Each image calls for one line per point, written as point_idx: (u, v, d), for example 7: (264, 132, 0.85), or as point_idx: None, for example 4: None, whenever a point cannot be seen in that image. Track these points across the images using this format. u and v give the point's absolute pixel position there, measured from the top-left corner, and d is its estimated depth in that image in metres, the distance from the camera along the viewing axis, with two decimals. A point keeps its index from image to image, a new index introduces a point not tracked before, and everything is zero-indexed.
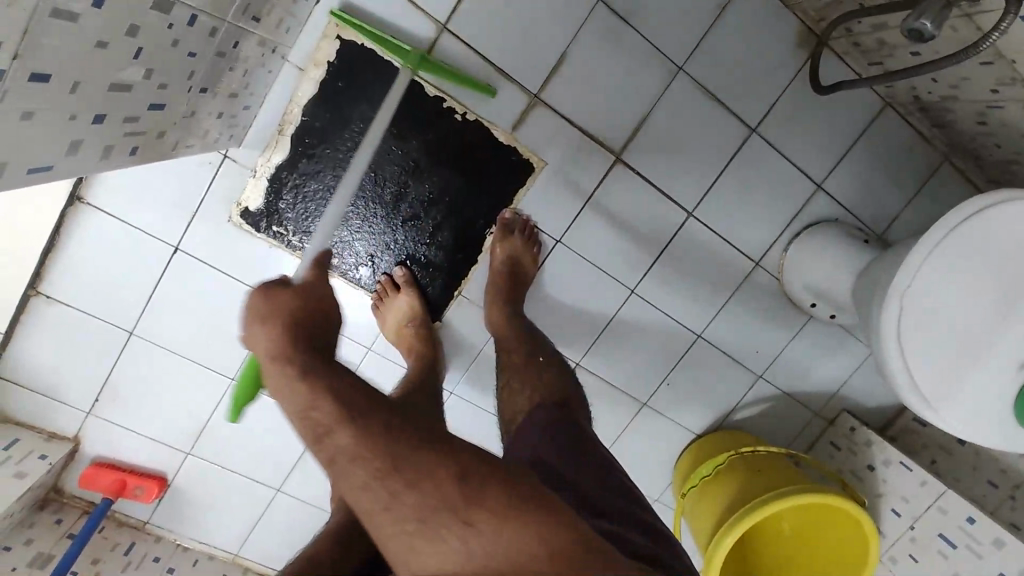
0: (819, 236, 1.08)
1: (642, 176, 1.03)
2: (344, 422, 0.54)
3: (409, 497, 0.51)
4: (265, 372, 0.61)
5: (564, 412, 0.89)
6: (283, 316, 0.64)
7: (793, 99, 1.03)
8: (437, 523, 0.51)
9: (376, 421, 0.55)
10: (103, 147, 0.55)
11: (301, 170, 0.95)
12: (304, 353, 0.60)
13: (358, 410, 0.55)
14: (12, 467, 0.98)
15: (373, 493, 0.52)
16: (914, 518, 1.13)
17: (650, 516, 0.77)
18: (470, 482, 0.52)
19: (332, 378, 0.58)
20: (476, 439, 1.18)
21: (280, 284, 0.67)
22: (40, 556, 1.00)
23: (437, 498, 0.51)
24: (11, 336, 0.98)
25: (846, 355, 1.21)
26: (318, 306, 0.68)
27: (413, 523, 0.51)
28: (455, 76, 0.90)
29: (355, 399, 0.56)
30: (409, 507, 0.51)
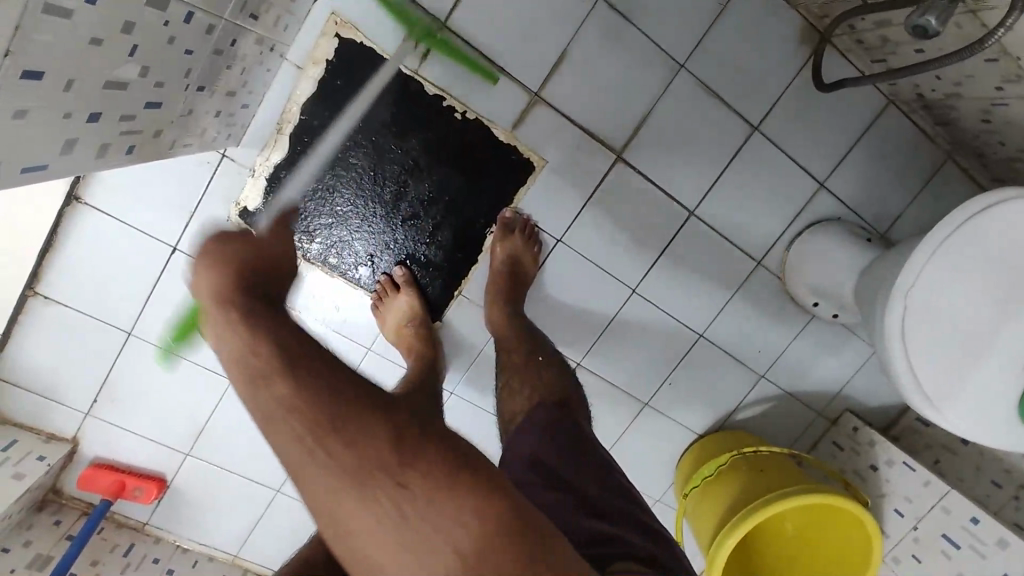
0: (822, 234, 1.07)
1: (643, 175, 1.03)
2: (288, 380, 0.52)
3: (344, 460, 0.48)
4: (206, 314, 0.59)
5: (564, 412, 0.88)
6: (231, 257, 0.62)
7: (796, 97, 1.02)
8: (371, 486, 0.47)
9: (318, 378, 0.52)
10: (99, 147, 0.54)
11: (300, 170, 0.94)
12: (245, 294, 0.59)
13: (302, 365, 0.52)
14: (11, 468, 0.98)
15: (305, 449, 0.48)
16: (917, 518, 1.12)
17: (649, 518, 0.76)
18: (412, 447, 0.48)
19: (278, 331, 0.56)
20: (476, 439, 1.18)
21: (239, 233, 0.64)
22: (39, 557, 1.00)
23: (373, 460, 0.48)
24: (9, 337, 0.98)
25: (848, 355, 1.20)
26: (270, 255, 0.65)
27: (346, 486, 0.47)
28: (458, 55, 0.91)
29: (298, 349, 0.55)
30: (342, 467, 0.48)
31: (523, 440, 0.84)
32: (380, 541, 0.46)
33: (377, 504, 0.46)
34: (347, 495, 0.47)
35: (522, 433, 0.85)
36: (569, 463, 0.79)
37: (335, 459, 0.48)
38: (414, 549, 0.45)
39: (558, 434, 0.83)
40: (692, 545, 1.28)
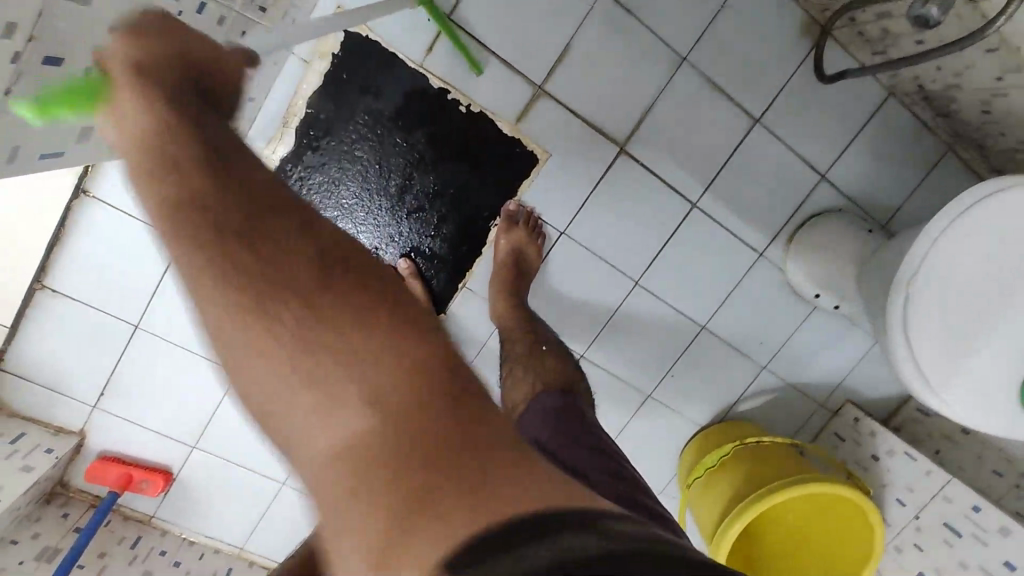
0: (823, 226, 1.08)
1: (646, 168, 1.03)
2: (208, 199, 0.42)
3: (248, 273, 0.41)
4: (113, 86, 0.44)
5: (570, 400, 0.89)
6: (156, 65, 0.45)
7: (797, 90, 1.03)
8: (276, 306, 0.40)
9: (238, 189, 0.43)
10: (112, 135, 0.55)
11: (306, 162, 0.95)
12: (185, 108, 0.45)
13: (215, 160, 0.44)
14: (19, 461, 0.98)
15: (200, 246, 0.41)
16: (918, 507, 1.13)
17: (654, 501, 0.75)
18: (334, 281, 0.42)
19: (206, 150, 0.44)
20: None
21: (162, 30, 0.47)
22: (48, 549, 1.00)
23: (284, 275, 0.41)
24: (16, 330, 0.98)
25: (850, 346, 1.21)
26: (184, 72, 0.46)
27: (243, 294, 0.40)
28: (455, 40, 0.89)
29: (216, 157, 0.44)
30: (241, 275, 0.40)
31: (529, 428, 0.85)
32: (280, 373, 0.40)
33: (273, 320, 0.40)
34: (244, 303, 0.40)
35: (529, 423, 0.86)
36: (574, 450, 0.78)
37: (247, 276, 0.41)
38: (310, 375, 0.40)
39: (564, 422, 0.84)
40: (694, 535, 1.30)
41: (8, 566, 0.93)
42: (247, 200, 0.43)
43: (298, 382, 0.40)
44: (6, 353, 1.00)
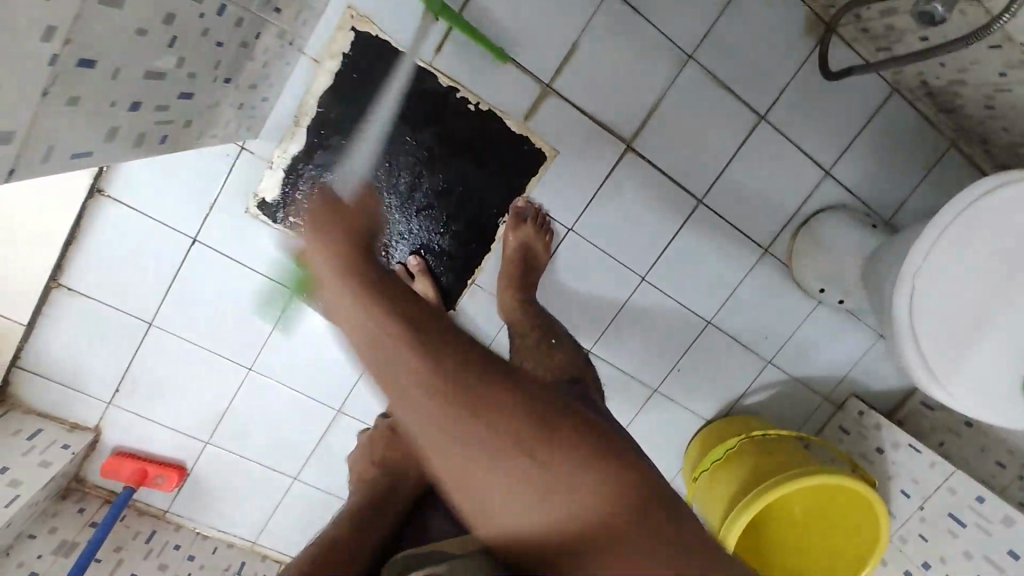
0: (828, 222, 1.09)
1: (652, 164, 1.04)
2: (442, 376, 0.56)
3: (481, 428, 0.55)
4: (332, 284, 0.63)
5: (577, 387, 0.90)
6: (364, 258, 0.65)
7: (802, 86, 1.04)
8: (508, 448, 0.54)
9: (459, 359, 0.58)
10: (137, 135, 0.56)
11: (316, 161, 0.96)
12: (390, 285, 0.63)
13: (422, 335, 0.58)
14: (36, 457, 1.01)
15: (432, 410, 0.55)
16: (923, 499, 1.14)
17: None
18: (542, 422, 0.56)
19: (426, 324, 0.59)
20: None
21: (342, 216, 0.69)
22: (65, 544, 1.02)
23: (493, 417, 0.55)
24: (33, 328, 1.00)
25: (855, 339, 1.22)
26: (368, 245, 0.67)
27: (486, 442, 0.54)
28: (466, 30, 0.90)
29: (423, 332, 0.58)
30: (465, 425, 0.55)
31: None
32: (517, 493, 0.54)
33: (494, 453, 0.54)
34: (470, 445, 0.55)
35: None
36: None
37: (480, 428, 0.55)
38: (522, 486, 0.54)
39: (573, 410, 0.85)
40: None
41: (26, 561, 0.96)
42: (468, 368, 0.57)
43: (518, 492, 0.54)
44: (23, 350, 1.01)
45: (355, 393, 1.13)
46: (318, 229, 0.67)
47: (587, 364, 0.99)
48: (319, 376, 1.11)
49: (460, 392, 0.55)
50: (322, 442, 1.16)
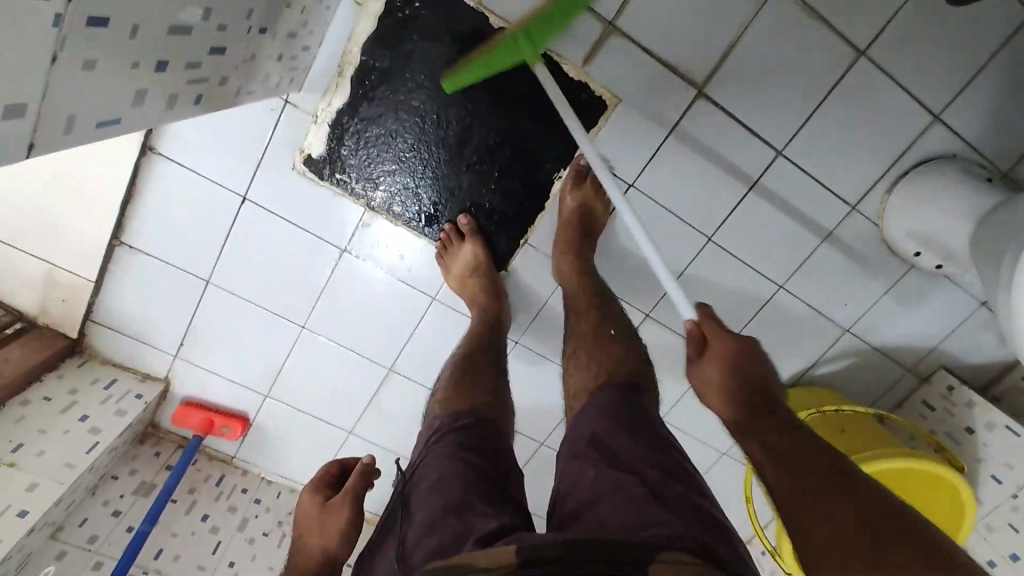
0: (933, 175, 0.95)
1: (726, 112, 0.93)
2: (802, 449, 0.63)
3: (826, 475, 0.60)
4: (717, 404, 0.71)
5: (630, 394, 0.78)
6: (735, 370, 0.71)
7: (914, 15, 0.88)
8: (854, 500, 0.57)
9: (808, 449, 0.63)
10: (169, 96, 0.54)
11: (362, 115, 0.91)
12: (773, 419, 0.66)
13: (824, 463, 0.61)
14: (113, 406, 1.07)
15: (817, 494, 0.59)
16: (1018, 486, 1.04)
17: (717, 509, 0.62)
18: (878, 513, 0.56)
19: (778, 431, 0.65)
20: (534, 400, 1.17)
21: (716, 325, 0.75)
22: (144, 484, 1.11)
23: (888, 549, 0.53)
24: (101, 286, 1.03)
25: (952, 307, 1.09)
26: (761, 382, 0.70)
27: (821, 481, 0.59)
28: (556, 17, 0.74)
29: (822, 467, 0.61)
30: (856, 544, 0.54)
31: (581, 422, 0.76)
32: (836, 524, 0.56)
33: (826, 518, 0.57)
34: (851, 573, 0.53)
35: (585, 413, 0.77)
36: (627, 441, 0.69)
37: (827, 477, 0.60)
38: None
39: (619, 412, 0.74)
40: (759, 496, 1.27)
41: (110, 500, 1.05)
42: (830, 461, 0.62)
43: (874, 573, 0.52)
44: (96, 306, 1.06)
45: (406, 354, 1.12)
46: (716, 340, 0.74)
47: (643, 365, 0.86)
48: (369, 336, 1.10)
49: (818, 483, 0.59)
50: (376, 397, 1.17)
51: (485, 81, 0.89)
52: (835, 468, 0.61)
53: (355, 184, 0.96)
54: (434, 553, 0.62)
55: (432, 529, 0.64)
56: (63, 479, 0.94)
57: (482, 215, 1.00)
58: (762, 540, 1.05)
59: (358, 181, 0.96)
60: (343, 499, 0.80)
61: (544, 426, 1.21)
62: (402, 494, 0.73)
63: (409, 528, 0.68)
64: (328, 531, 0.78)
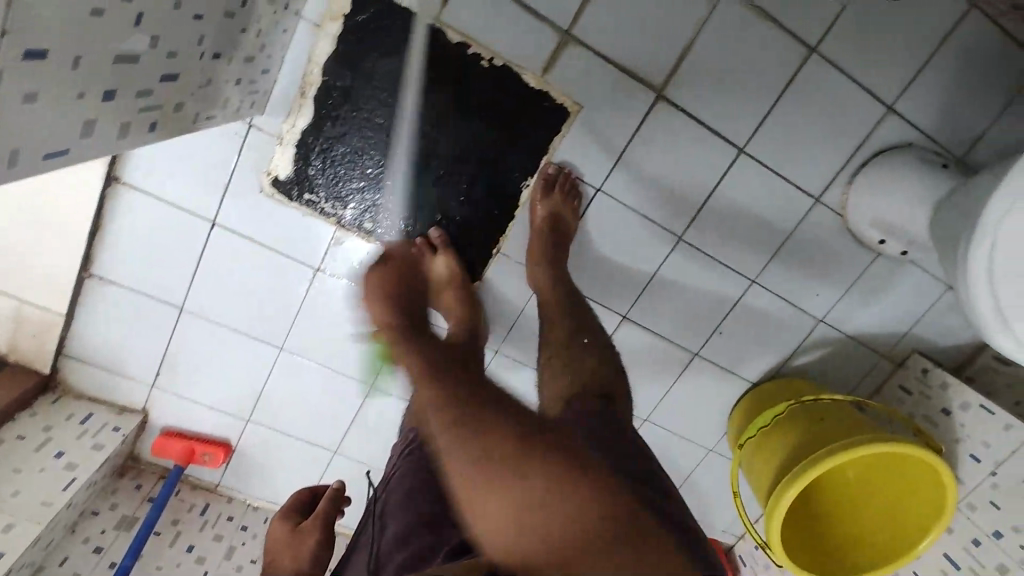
0: (889, 165, 0.97)
1: (686, 113, 0.95)
2: (468, 396, 0.64)
3: (488, 422, 0.61)
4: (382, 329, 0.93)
5: (605, 404, 0.85)
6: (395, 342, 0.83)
7: (859, 11, 0.91)
8: (515, 445, 0.59)
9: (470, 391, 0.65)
10: (121, 125, 0.54)
11: (326, 134, 0.91)
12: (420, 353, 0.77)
13: (515, 416, 0.63)
14: (89, 440, 1.05)
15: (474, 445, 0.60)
16: (996, 464, 1.04)
17: (680, 509, 0.72)
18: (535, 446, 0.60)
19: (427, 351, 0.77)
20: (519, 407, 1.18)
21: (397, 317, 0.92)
22: (125, 519, 1.09)
23: (542, 479, 0.58)
24: (72, 319, 1.02)
25: (921, 292, 1.12)
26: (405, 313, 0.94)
27: (484, 432, 0.60)
28: None
29: (480, 401, 0.63)
30: (505, 482, 0.58)
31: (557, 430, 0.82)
32: (498, 470, 0.58)
33: (485, 457, 0.59)
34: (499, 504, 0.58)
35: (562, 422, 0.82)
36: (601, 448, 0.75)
37: (490, 423, 0.61)
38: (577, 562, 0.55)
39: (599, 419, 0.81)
40: (747, 489, 1.28)
41: (90, 537, 1.04)
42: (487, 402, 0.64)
43: (526, 500, 0.57)
44: (67, 339, 1.04)
45: (386, 370, 1.12)
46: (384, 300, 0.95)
47: (617, 378, 0.92)
48: (348, 354, 1.10)
49: (473, 418, 0.62)
50: (359, 415, 1.16)
51: (448, 94, 0.90)
52: (489, 401, 0.64)
53: (325, 204, 0.97)
54: (406, 567, 0.63)
55: (403, 541, 0.66)
56: (41, 518, 0.93)
57: (454, 227, 1.00)
58: (753, 535, 1.04)
59: (327, 201, 0.96)
60: (313, 522, 0.81)
61: None
62: (377, 508, 0.75)
63: (384, 539, 0.69)
64: (296, 555, 0.77)
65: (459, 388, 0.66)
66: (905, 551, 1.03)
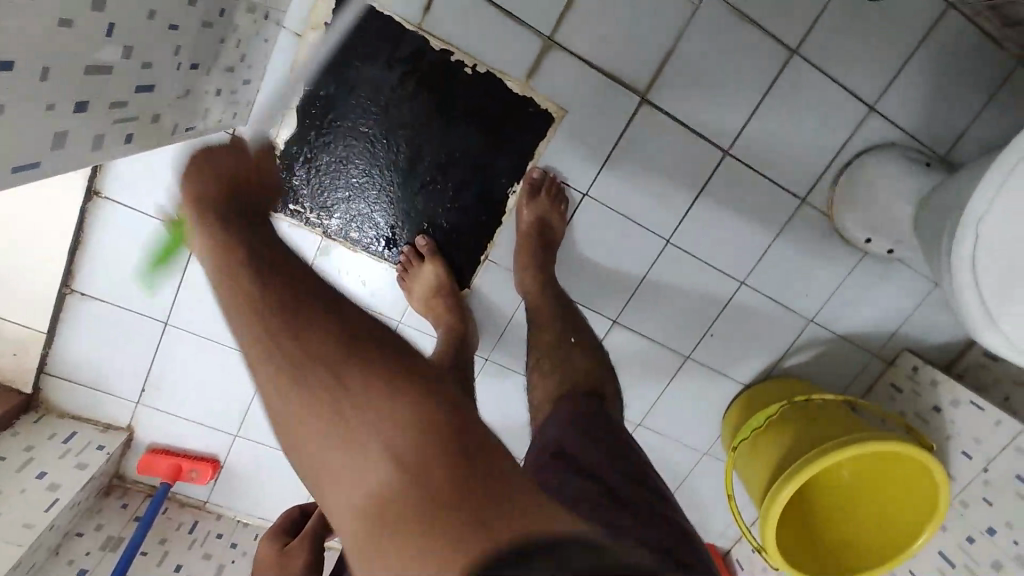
0: (872, 164, 0.98)
1: (671, 117, 0.95)
2: (274, 288, 0.55)
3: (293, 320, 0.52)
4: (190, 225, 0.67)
5: (595, 401, 0.84)
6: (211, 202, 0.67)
7: (839, 14, 0.92)
8: (322, 342, 0.51)
9: (280, 283, 0.56)
10: (95, 137, 0.53)
11: (311, 143, 0.91)
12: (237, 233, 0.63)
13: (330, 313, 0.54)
14: (73, 459, 1.03)
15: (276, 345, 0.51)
16: (987, 460, 1.04)
17: (676, 513, 0.68)
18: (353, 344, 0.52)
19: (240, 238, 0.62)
20: (513, 414, 1.17)
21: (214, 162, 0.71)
22: (111, 539, 1.07)
23: (355, 378, 0.49)
24: (53, 336, 1.00)
25: (908, 289, 1.12)
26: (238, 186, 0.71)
27: (287, 330, 0.52)
28: None
29: (289, 293, 0.55)
30: (311, 385, 0.49)
31: (547, 432, 0.81)
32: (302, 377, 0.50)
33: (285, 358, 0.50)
34: (305, 415, 0.49)
35: (551, 426, 0.81)
36: (590, 450, 0.74)
37: (296, 320, 0.53)
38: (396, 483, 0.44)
39: (589, 418, 0.80)
40: (743, 493, 1.28)
41: (75, 559, 1.01)
42: (297, 293, 0.55)
43: (337, 410, 0.48)
44: (49, 357, 1.02)
45: None
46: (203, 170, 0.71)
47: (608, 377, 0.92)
48: None
49: (275, 310, 0.53)
50: None
51: (433, 102, 0.90)
52: (301, 295, 0.55)
53: (310, 214, 0.96)
54: None
55: None
56: (21, 540, 0.90)
57: (442, 235, 0.99)
58: (748, 540, 1.03)
59: (312, 211, 0.95)
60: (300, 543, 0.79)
61: (523, 442, 1.20)
62: None
63: None
64: None
65: (266, 276, 0.56)
66: (899, 552, 1.02)
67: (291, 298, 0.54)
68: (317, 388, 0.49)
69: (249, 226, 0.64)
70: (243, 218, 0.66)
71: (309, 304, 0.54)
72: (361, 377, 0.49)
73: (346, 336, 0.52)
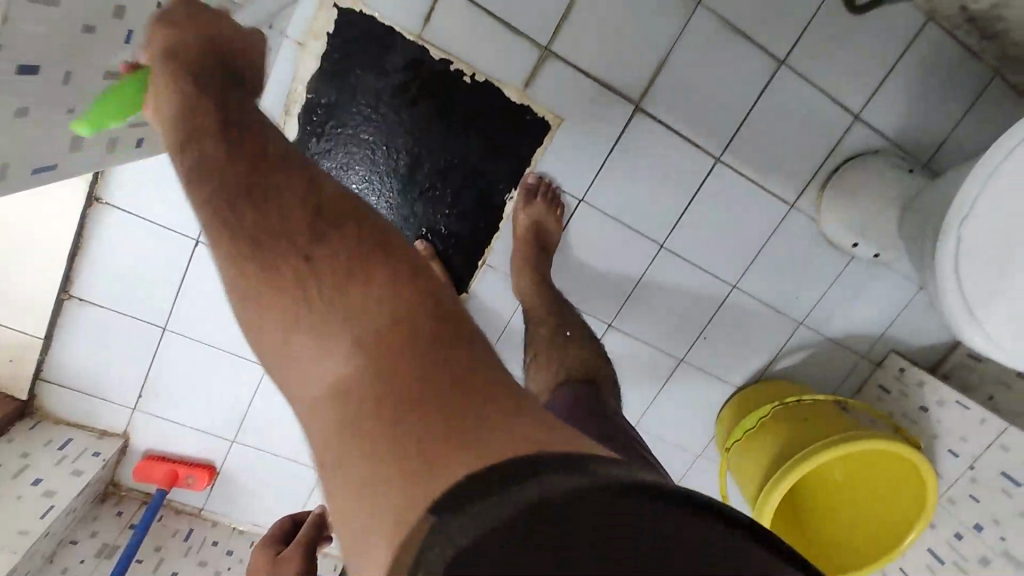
0: (858, 171, 1.01)
1: (664, 124, 0.97)
2: (238, 147, 0.48)
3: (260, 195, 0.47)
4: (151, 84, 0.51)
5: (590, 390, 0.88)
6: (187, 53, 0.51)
7: (824, 26, 0.95)
8: (296, 224, 0.46)
9: (254, 143, 0.49)
10: (108, 139, 0.54)
11: (311, 150, 0.92)
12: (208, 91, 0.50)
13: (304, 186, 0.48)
14: (69, 466, 1.03)
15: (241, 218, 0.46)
16: (974, 458, 1.07)
17: None
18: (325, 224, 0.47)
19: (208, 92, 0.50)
20: None
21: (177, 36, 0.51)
22: (106, 546, 1.06)
23: (330, 271, 0.46)
24: (50, 341, 1.00)
25: (894, 292, 1.15)
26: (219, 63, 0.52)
27: (254, 206, 0.46)
28: None
29: (256, 154, 0.48)
30: (284, 271, 0.45)
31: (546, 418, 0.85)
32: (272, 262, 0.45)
33: (254, 236, 0.45)
34: (276, 303, 0.45)
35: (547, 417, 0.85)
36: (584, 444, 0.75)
37: (265, 194, 0.47)
38: (376, 386, 0.44)
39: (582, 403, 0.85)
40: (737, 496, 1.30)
41: (69, 567, 1.00)
42: (270, 156, 0.49)
43: (311, 302, 0.45)
44: (46, 363, 1.02)
45: None
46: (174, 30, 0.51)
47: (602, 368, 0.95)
48: None
49: (248, 177, 0.47)
50: None
51: (432, 109, 0.92)
52: (277, 165, 0.48)
53: None
54: None
55: None
56: (16, 547, 0.90)
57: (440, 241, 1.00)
58: None
59: None
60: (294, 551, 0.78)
61: None
62: None
63: None
64: None
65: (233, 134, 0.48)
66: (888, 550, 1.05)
67: (264, 163, 0.48)
68: (290, 275, 0.45)
69: (232, 91, 0.51)
70: (227, 91, 0.51)
71: (282, 169, 0.48)
72: (332, 266, 0.46)
73: (314, 210, 0.48)
